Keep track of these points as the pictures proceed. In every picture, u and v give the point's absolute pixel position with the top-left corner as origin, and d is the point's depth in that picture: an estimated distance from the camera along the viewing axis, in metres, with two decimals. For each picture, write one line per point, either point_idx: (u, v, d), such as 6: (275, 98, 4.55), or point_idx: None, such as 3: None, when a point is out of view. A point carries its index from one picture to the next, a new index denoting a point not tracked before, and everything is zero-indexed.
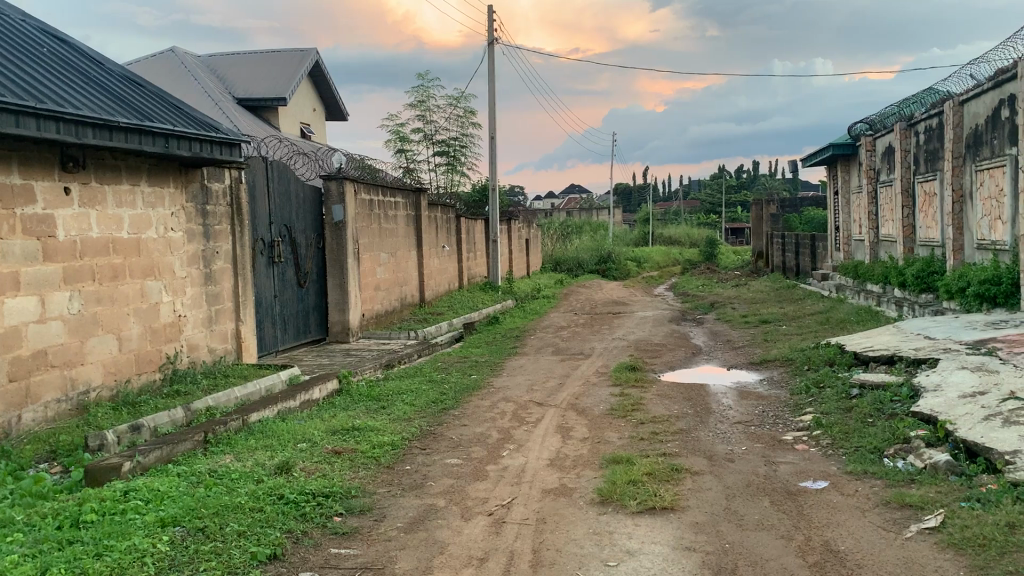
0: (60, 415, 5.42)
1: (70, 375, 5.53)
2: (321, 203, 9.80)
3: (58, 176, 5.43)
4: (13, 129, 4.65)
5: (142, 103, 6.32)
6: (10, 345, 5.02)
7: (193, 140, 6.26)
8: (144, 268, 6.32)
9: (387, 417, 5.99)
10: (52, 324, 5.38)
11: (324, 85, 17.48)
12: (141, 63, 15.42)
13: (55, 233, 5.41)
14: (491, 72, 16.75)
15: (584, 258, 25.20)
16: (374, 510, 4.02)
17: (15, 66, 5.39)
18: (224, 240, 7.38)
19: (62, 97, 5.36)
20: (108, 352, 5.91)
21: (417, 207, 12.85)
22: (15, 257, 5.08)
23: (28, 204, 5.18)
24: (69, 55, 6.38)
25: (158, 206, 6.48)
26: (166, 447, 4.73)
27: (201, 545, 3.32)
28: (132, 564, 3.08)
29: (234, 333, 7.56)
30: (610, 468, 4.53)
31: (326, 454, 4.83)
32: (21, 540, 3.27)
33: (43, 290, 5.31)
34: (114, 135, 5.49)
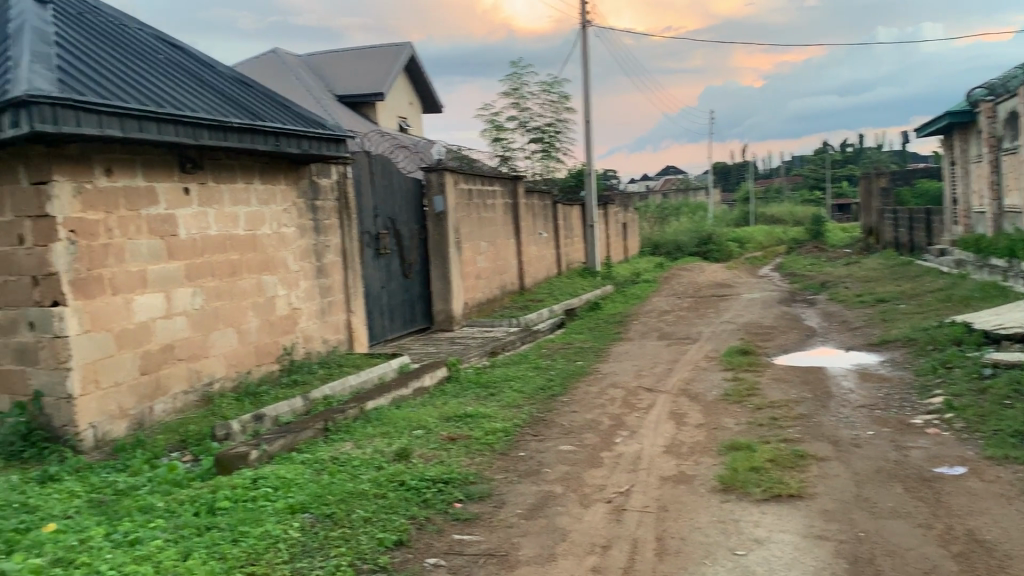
0: (188, 405, 5.67)
1: (196, 368, 5.78)
2: (422, 194, 9.91)
3: (177, 177, 5.66)
4: (138, 134, 4.90)
5: (252, 103, 6.51)
6: (140, 340, 5.28)
7: (301, 137, 6.42)
8: (261, 263, 6.53)
9: (497, 403, 6.03)
10: (178, 320, 5.62)
11: (420, 78, 17.70)
12: (246, 65, 15.93)
13: (177, 232, 5.64)
14: (585, 55, 16.57)
15: (684, 241, 24.85)
16: (493, 496, 4.03)
17: (135, 72, 5.64)
18: (333, 235, 7.54)
19: (180, 101, 5.58)
20: (229, 345, 6.13)
21: (515, 194, 12.85)
22: (142, 257, 5.33)
23: (152, 205, 5.42)
24: (184, 60, 6.63)
25: (272, 203, 6.69)
26: (288, 435, 4.86)
27: (329, 531, 3.40)
28: (267, 549, 3.17)
29: (346, 323, 7.74)
30: (729, 455, 4.42)
31: (441, 441, 4.88)
32: (163, 526, 3.43)
33: (168, 287, 5.55)
34: (229, 136, 5.68)
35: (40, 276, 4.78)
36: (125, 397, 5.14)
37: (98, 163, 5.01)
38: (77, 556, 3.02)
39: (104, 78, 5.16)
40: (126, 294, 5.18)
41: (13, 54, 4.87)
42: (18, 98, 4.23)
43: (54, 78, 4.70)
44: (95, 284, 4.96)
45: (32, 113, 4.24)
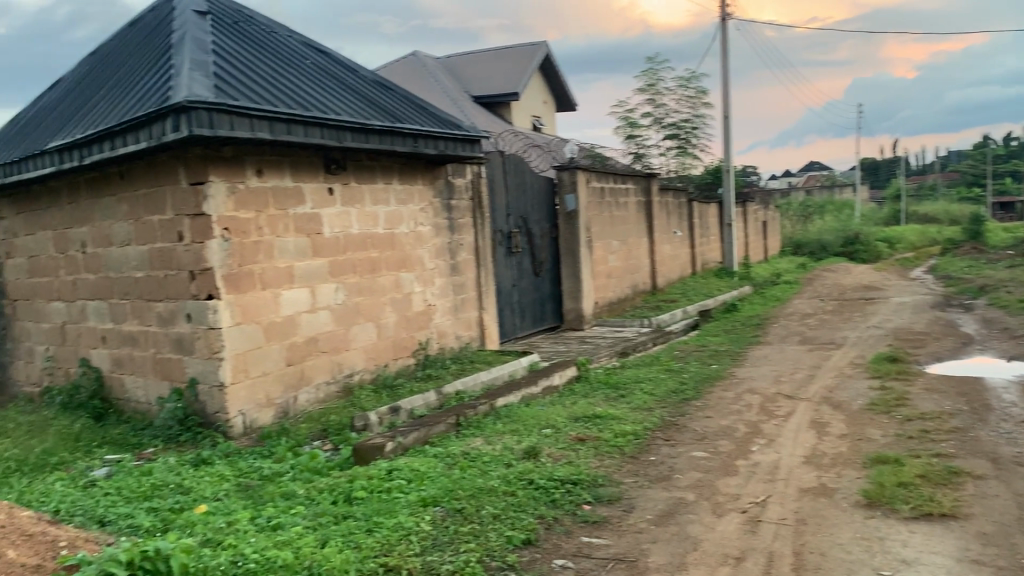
0: (329, 396, 5.90)
1: (337, 360, 6.00)
2: (555, 193, 9.92)
3: (322, 177, 5.89)
4: (286, 136, 5.13)
5: (393, 106, 6.70)
6: (287, 333, 5.53)
7: (438, 138, 6.56)
8: (398, 261, 6.71)
9: (628, 405, 5.95)
10: (321, 314, 5.85)
11: (555, 77, 17.75)
12: (387, 68, 16.43)
13: (322, 230, 5.87)
14: (723, 50, 16.13)
15: (828, 240, 23.84)
16: (623, 500, 3.98)
17: (284, 77, 5.91)
18: (468, 233, 7.66)
19: (325, 104, 5.81)
20: (368, 339, 6.34)
21: (648, 192, 12.68)
22: (289, 254, 5.58)
23: (299, 204, 5.67)
24: (329, 65, 6.89)
25: (409, 202, 6.86)
26: (422, 429, 4.97)
27: (460, 526, 3.45)
28: (399, 541, 3.24)
29: (478, 320, 7.85)
30: (875, 468, 4.18)
31: (570, 441, 4.86)
32: (303, 512, 3.58)
33: (313, 283, 5.79)
34: (370, 138, 5.87)
35: (197, 271, 5.09)
36: (271, 386, 5.41)
37: (250, 165, 5.29)
38: (224, 537, 3.19)
39: (256, 83, 5.44)
40: (274, 289, 5.44)
41: (176, 63, 5.21)
42: (178, 104, 4.52)
43: (211, 84, 4.99)
44: (246, 279, 5.23)
45: (191, 118, 4.52)
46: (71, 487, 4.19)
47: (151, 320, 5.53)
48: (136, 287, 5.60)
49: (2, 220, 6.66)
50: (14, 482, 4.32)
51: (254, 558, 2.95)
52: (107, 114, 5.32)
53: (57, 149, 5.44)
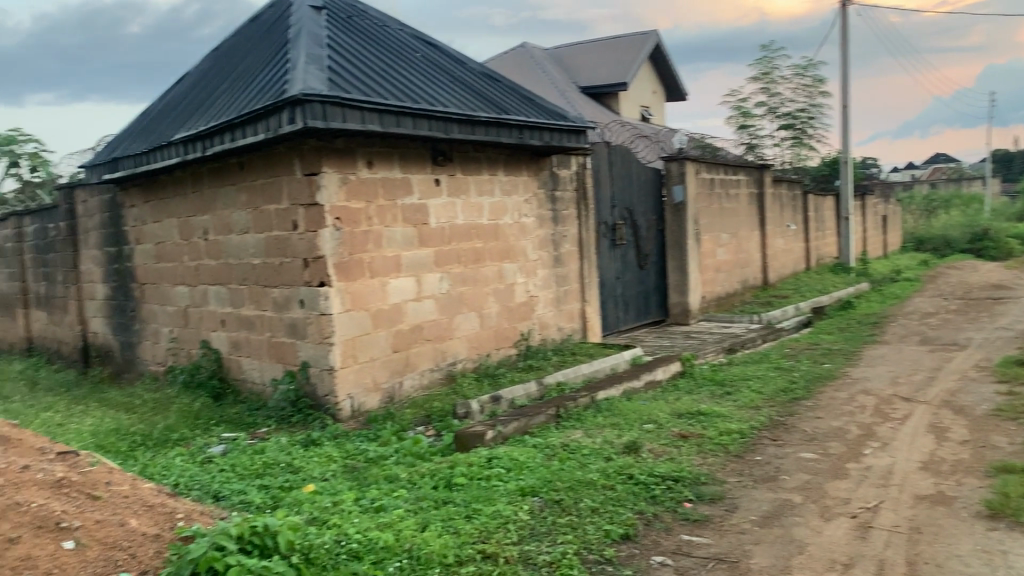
0: (433, 383, 6.01)
1: (441, 349, 6.09)
2: (662, 184, 9.76)
3: (429, 168, 5.98)
4: (395, 127, 5.23)
5: (499, 97, 6.73)
6: (393, 320, 5.65)
7: (543, 130, 6.55)
8: (502, 251, 6.75)
9: (734, 403, 5.81)
10: (427, 302, 5.95)
11: (665, 66, 17.45)
12: (496, 59, 16.53)
13: (428, 220, 5.97)
14: (843, 36, 15.49)
15: (954, 236, 22.62)
16: (726, 499, 3.89)
17: (395, 69, 6.02)
18: (572, 224, 7.64)
19: (434, 96, 5.89)
20: (471, 329, 6.41)
21: (760, 184, 12.32)
22: (397, 243, 5.70)
23: (406, 194, 5.77)
24: (438, 57, 6.98)
25: (514, 193, 6.88)
26: (522, 419, 4.98)
27: (558, 517, 3.44)
28: (498, 529, 3.26)
29: (581, 313, 7.82)
30: (999, 478, 3.94)
31: (672, 437, 4.78)
32: (405, 496, 3.65)
33: (419, 272, 5.89)
34: (477, 129, 5.91)
35: (310, 259, 5.26)
36: (378, 372, 5.54)
37: (361, 156, 5.42)
38: (329, 517, 3.29)
39: (368, 76, 5.56)
40: (382, 277, 5.57)
41: (292, 58, 5.39)
42: (294, 97, 4.67)
43: (325, 77, 5.14)
44: (356, 267, 5.37)
45: (305, 111, 4.67)
46: (190, 462, 4.40)
47: (266, 305, 5.75)
48: (253, 273, 5.83)
49: (134, 208, 7.06)
50: (139, 455, 4.59)
51: (357, 538, 3.03)
52: (228, 107, 5.56)
53: (182, 141, 5.72)
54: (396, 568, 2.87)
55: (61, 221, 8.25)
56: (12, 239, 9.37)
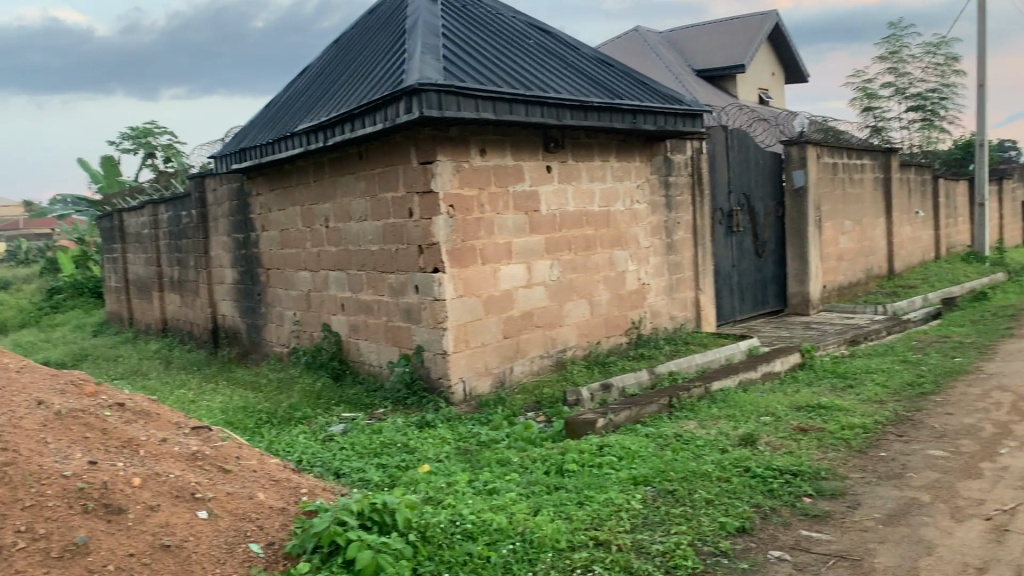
0: (542, 369, 6.03)
1: (551, 335, 6.11)
2: (781, 169, 9.45)
3: (541, 155, 5.98)
4: (508, 115, 5.26)
5: (612, 82, 6.66)
6: (504, 306, 5.69)
7: (657, 114, 6.44)
8: (614, 238, 6.70)
9: (856, 396, 5.58)
10: (537, 289, 5.97)
11: (784, 47, 16.86)
12: (609, 44, 16.35)
13: (539, 207, 5.98)
14: (980, 10, 14.57)
15: None
16: (847, 495, 3.74)
17: (508, 57, 6.05)
18: (686, 211, 7.50)
19: (547, 83, 5.88)
20: (582, 316, 6.40)
21: (886, 169, 11.76)
22: (508, 230, 5.73)
23: (518, 181, 5.80)
24: (551, 44, 6.97)
25: (626, 179, 6.81)
26: (634, 407, 4.93)
27: (670, 507, 3.40)
28: (610, 516, 3.25)
29: (694, 301, 7.67)
30: None
31: (791, 431, 4.64)
32: (517, 480, 3.69)
33: (530, 259, 5.92)
34: (589, 115, 5.87)
35: (425, 245, 5.37)
36: (489, 357, 5.61)
37: (474, 144, 5.47)
38: (444, 497, 3.36)
39: (482, 64, 5.60)
40: (494, 264, 5.62)
41: (409, 48, 5.49)
42: (410, 86, 4.76)
43: (440, 66, 5.21)
44: (468, 254, 5.45)
45: (422, 100, 4.75)
46: (312, 440, 4.58)
47: (383, 290, 5.91)
48: (371, 259, 5.99)
49: (260, 196, 7.37)
50: (265, 431, 4.80)
51: (471, 519, 3.08)
52: (348, 98, 5.72)
53: (305, 131, 5.92)
54: (509, 550, 2.90)
55: (193, 209, 8.70)
56: (149, 226, 9.95)
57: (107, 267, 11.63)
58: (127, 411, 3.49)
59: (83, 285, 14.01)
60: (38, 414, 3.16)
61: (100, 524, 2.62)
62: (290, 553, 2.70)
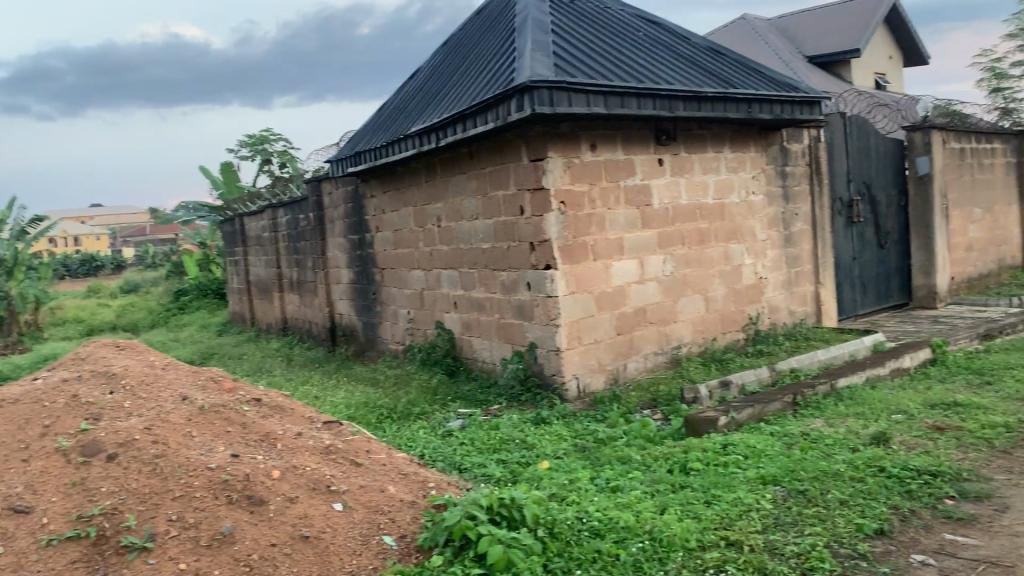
0: (657, 366, 5.95)
1: (666, 332, 6.02)
2: (903, 156, 9.03)
3: (653, 149, 5.90)
4: (620, 109, 5.20)
5: (725, 72, 6.50)
6: (617, 302, 5.65)
7: (773, 102, 6.25)
8: (729, 232, 6.54)
9: (995, 394, 5.27)
10: (650, 285, 5.89)
11: (902, 28, 16.11)
12: (715, 34, 16.00)
13: (651, 201, 5.90)
14: None
15: None
16: (994, 498, 3.53)
17: (619, 50, 5.98)
18: (803, 201, 7.26)
19: (658, 74, 5.79)
20: (696, 312, 6.28)
21: (1019, 153, 11.07)
22: (620, 225, 5.67)
23: (629, 176, 5.73)
24: (661, 35, 6.85)
25: (741, 170, 6.64)
26: (757, 405, 4.79)
27: (803, 508, 3.29)
28: (739, 515, 3.17)
29: (814, 295, 7.41)
30: None
31: (926, 429, 4.42)
32: (641, 478, 3.64)
33: (642, 254, 5.84)
34: (702, 106, 5.75)
35: (536, 243, 5.37)
36: (603, 354, 5.57)
37: (585, 139, 5.44)
38: (568, 494, 3.35)
39: (592, 59, 5.56)
40: (606, 260, 5.58)
41: (520, 46, 5.50)
42: (522, 84, 4.77)
43: (551, 63, 5.20)
44: (581, 250, 5.42)
45: (534, 97, 4.75)
46: (432, 435, 4.65)
47: (495, 288, 5.94)
48: (483, 257, 6.04)
49: (374, 198, 7.55)
50: (386, 427, 4.91)
51: (597, 517, 3.05)
52: (459, 98, 5.78)
53: (418, 133, 6.01)
54: (638, 548, 2.86)
55: (310, 212, 8.99)
56: (269, 229, 10.33)
57: (229, 270, 12.17)
58: (263, 406, 3.63)
59: (207, 287, 14.70)
60: (183, 409, 3.32)
61: (244, 515, 2.73)
62: (422, 546, 2.74)
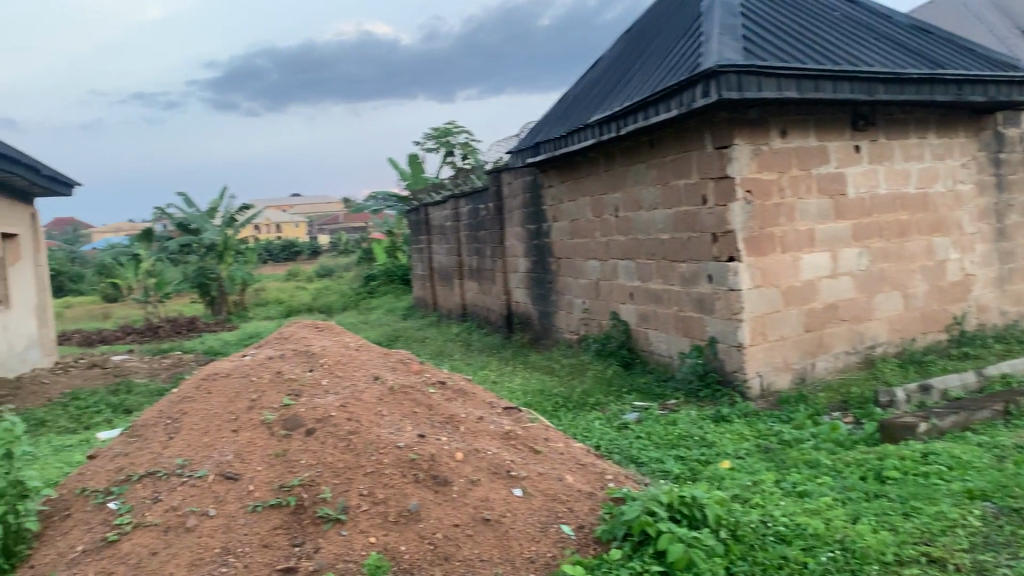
0: (848, 366, 5.62)
1: (858, 330, 5.67)
2: None
3: (849, 135, 5.56)
4: (814, 93, 4.93)
5: (932, 51, 6.01)
6: (806, 297, 5.38)
7: (988, 83, 5.72)
8: (932, 224, 6.06)
9: None
10: (843, 280, 5.57)
11: None
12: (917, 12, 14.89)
13: (846, 191, 5.56)
14: None
15: None
16: None
17: (813, 31, 5.67)
18: (1020, 191, 6.61)
19: (857, 56, 5.44)
20: (893, 309, 5.87)
21: None
22: (811, 216, 5.39)
23: (823, 164, 5.43)
24: (860, 14, 6.44)
25: (948, 158, 6.14)
26: (962, 413, 4.41)
27: (1018, 527, 2.98)
28: (943, 531, 2.92)
29: None
30: None
31: None
32: (830, 484, 3.46)
33: (835, 247, 5.53)
34: (906, 88, 5.35)
35: (720, 234, 5.21)
36: (789, 351, 5.33)
37: (775, 126, 5.20)
38: (751, 496, 3.23)
39: (785, 42, 5.31)
40: (795, 252, 5.32)
41: (706, 30, 5.33)
42: (708, 70, 4.62)
43: (740, 47, 5.01)
44: (767, 242, 5.20)
45: (721, 83, 4.60)
46: (608, 426, 4.62)
47: (674, 280, 5.82)
48: (663, 248, 5.93)
49: (552, 187, 7.59)
50: (563, 415, 4.93)
51: (783, 522, 2.93)
52: (642, 86, 5.69)
53: (599, 122, 5.98)
54: (828, 558, 2.71)
55: (490, 202, 9.18)
56: (451, 219, 10.65)
57: (413, 257, 12.67)
58: (447, 389, 3.75)
59: (393, 273, 15.37)
60: (374, 388, 3.49)
61: (429, 494, 2.83)
62: (601, 538, 2.73)
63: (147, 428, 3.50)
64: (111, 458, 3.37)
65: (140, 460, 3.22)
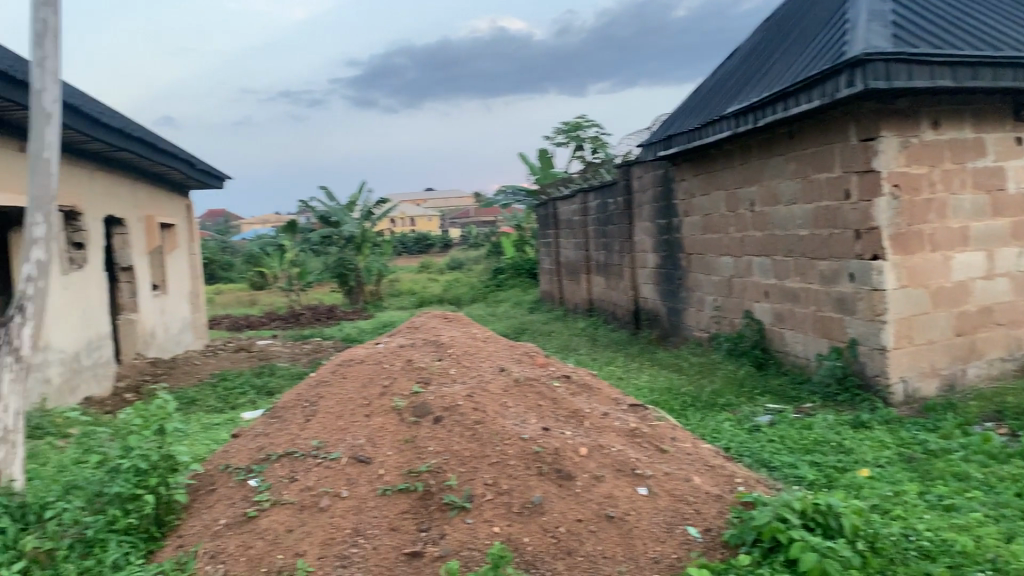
0: (1004, 374, 5.23)
1: (1016, 335, 5.27)
2: None
3: (1010, 125, 5.17)
4: (971, 81, 4.61)
5: None
6: (958, 300, 5.05)
7: None
8: None
9: None
10: (1000, 281, 5.19)
11: None
12: None
13: (1005, 186, 5.18)
14: None
15: None
16: None
17: (971, 14, 5.30)
18: None
19: (1020, 40, 5.05)
20: None
21: None
22: (964, 213, 5.05)
23: (979, 157, 5.08)
24: None
25: None
26: None
27: None
28: None
29: None
30: None
31: None
32: (981, 499, 3.22)
33: (991, 246, 5.16)
34: None
35: (863, 230, 4.96)
36: (938, 356, 5.01)
37: (926, 116, 4.90)
38: (892, 507, 3.05)
39: (939, 26, 4.98)
40: (946, 251, 5.00)
41: (852, 16, 5.07)
42: (853, 58, 4.40)
43: (889, 33, 4.74)
44: (915, 240, 4.91)
45: (867, 71, 4.36)
46: (737, 428, 4.48)
47: (813, 278, 5.59)
48: (800, 245, 5.71)
49: (684, 181, 7.44)
50: (690, 415, 4.83)
51: (927, 537, 2.75)
52: (781, 76, 5.48)
53: (734, 114, 5.81)
54: None
55: (619, 196, 9.10)
56: (580, 213, 10.62)
57: (541, 251, 12.72)
58: (572, 383, 3.74)
59: (522, 266, 15.49)
60: (500, 380, 3.52)
61: (553, 487, 2.83)
62: (728, 542, 2.65)
63: (287, 410, 3.67)
64: (253, 437, 3.55)
65: (279, 440, 3.37)
